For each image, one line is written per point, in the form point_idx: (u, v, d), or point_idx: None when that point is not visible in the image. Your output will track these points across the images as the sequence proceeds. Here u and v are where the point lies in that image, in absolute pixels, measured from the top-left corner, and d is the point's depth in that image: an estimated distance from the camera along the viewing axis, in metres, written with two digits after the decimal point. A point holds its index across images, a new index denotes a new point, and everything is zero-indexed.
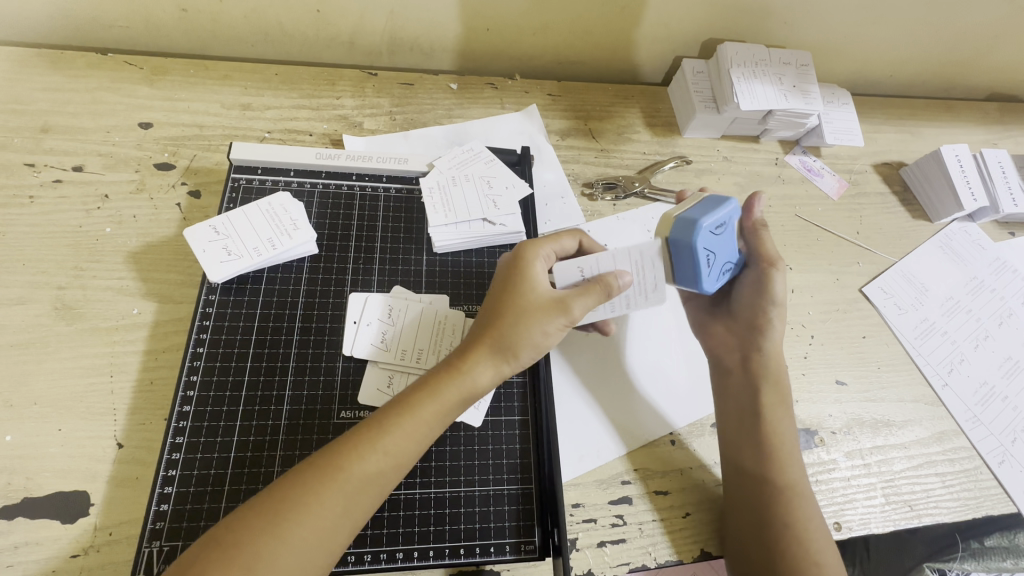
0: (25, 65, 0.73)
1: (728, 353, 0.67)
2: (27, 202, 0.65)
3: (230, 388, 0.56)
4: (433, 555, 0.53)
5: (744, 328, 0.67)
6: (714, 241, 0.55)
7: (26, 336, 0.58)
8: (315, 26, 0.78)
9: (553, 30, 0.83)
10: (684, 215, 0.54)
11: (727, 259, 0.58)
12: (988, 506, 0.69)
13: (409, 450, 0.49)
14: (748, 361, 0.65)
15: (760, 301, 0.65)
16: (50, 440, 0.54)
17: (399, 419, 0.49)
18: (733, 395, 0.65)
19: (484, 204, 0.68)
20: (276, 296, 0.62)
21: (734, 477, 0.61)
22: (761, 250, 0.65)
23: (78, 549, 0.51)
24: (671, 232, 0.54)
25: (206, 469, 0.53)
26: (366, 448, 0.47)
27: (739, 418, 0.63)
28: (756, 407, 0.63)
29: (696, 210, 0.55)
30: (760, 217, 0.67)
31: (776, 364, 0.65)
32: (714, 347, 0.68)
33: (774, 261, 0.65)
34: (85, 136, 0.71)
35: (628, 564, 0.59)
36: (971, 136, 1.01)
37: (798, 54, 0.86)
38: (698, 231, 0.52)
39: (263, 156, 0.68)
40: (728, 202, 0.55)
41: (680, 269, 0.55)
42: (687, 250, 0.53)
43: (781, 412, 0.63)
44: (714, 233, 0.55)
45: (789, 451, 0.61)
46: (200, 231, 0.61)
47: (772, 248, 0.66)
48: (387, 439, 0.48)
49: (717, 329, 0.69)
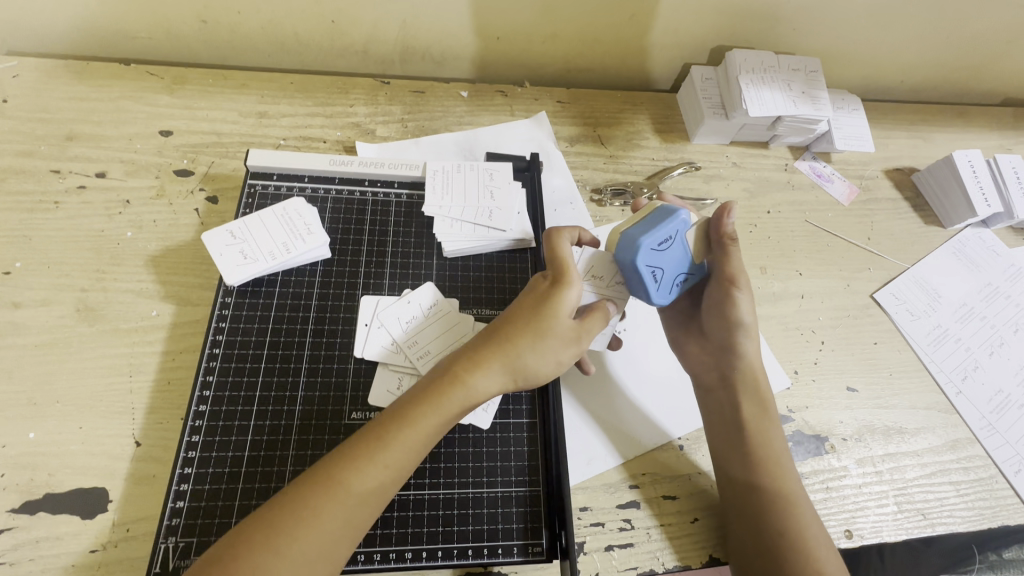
0: (52, 75, 0.76)
1: (706, 371, 0.67)
2: (52, 207, 0.67)
3: (245, 387, 0.58)
4: (441, 555, 0.54)
5: (716, 347, 0.66)
6: (662, 257, 0.57)
7: (51, 336, 0.60)
8: (329, 36, 0.79)
9: (562, 38, 0.84)
10: (629, 233, 0.57)
11: (680, 272, 0.59)
12: (1003, 516, 0.68)
13: (332, 519, 0.45)
14: (725, 377, 0.65)
15: (727, 325, 0.64)
16: (71, 438, 0.56)
17: (296, 527, 0.44)
18: (715, 406, 0.65)
19: (479, 213, 0.69)
20: (290, 299, 0.63)
21: (727, 488, 0.61)
22: (724, 267, 0.62)
23: (97, 544, 0.52)
24: (617, 248, 0.58)
25: (221, 467, 0.54)
26: (266, 561, 0.42)
27: (724, 428, 0.64)
28: (737, 416, 0.63)
29: (639, 227, 0.57)
30: (730, 226, 0.61)
31: (756, 379, 0.64)
32: (691, 366, 0.68)
33: (736, 280, 0.62)
34: (108, 143, 0.73)
35: (636, 568, 0.59)
36: (984, 141, 1.00)
37: (808, 61, 0.86)
38: (638, 248, 0.55)
39: (278, 163, 0.70)
40: (675, 214, 0.56)
41: (631, 285, 0.59)
42: (629, 267, 0.56)
43: (765, 423, 0.63)
44: (659, 247, 0.56)
45: (779, 458, 0.61)
46: (217, 236, 0.63)
47: (737, 262, 0.62)
48: (314, 508, 0.45)
49: (692, 347, 0.68)
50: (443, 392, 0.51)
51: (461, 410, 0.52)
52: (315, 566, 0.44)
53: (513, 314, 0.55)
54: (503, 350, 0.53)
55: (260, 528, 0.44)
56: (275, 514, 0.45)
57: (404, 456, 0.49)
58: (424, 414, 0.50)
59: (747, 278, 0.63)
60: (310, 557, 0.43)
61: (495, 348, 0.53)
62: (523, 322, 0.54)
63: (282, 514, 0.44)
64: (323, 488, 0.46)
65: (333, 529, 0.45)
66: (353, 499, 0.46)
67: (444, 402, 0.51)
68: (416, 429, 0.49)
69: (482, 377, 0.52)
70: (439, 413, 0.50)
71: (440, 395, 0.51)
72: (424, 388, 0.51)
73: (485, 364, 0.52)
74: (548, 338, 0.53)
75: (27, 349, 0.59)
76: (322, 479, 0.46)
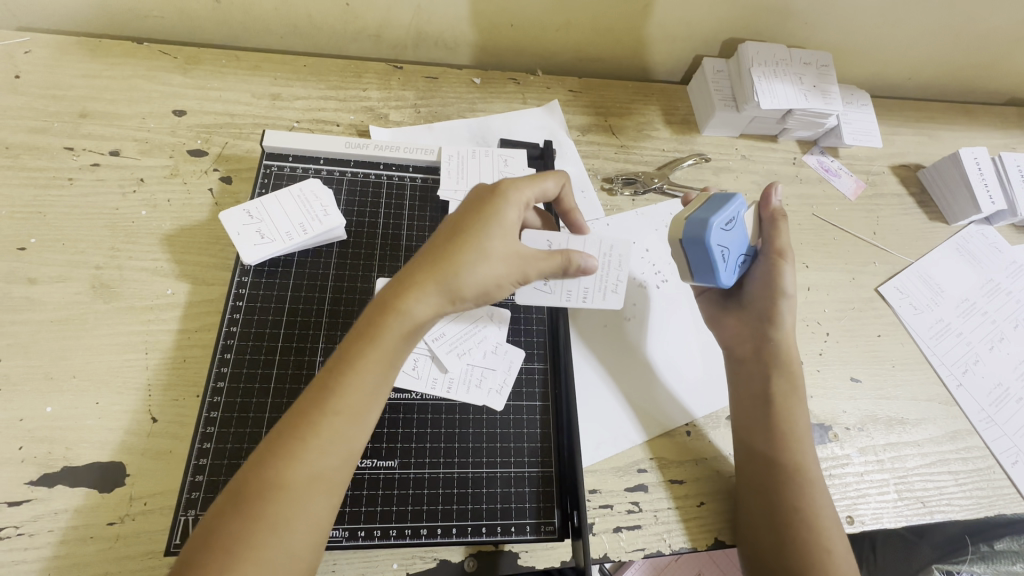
0: (64, 52, 0.75)
1: (741, 344, 0.68)
2: (66, 184, 0.67)
3: (262, 366, 0.58)
4: (456, 532, 0.55)
5: (755, 318, 0.67)
6: (726, 236, 0.59)
7: (66, 312, 0.60)
8: (344, 19, 0.79)
9: (576, 27, 0.85)
10: (695, 215, 0.58)
11: (737, 253, 0.62)
12: (1000, 505, 0.69)
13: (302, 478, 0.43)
14: (758, 350, 0.66)
15: (770, 293, 0.65)
16: (88, 413, 0.56)
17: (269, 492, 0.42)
18: (745, 378, 0.66)
19: None
20: (306, 280, 0.63)
21: (748, 456, 0.62)
22: (773, 241, 0.66)
23: (115, 517, 0.53)
24: (682, 233, 0.58)
25: (239, 442, 0.55)
26: (248, 530, 0.41)
27: (752, 403, 0.64)
28: (766, 390, 0.64)
29: (705, 209, 0.58)
30: (776, 208, 0.68)
31: (789, 356, 0.65)
32: (727, 338, 0.69)
33: (784, 253, 0.66)
34: (121, 121, 0.73)
35: (643, 549, 0.60)
36: (989, 140, 1.01)
37: (819, 55, 0.87)
38: (710, 228, 0.56)
39: (294, 144, 0.70)
40: (734, 198, 0.58)
41: (698, 268, 0.59)
42: (700, 248, 0.57)
43: (794, 399, 0.63)
44: (723, 228, 0.58)
45: (801, 434, 0.62)
46: (234, 215, 0.63)
47: (784, 236, 0.67)
48: (284, 467, 0.43)
49: (729, 321, 0.69)
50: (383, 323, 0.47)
51: (406, 338, 0.48)
52: (301, 523, 0.42)
53: (450, 231, 0.51)
54: (440, 273, 0.49)
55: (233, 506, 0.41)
56: (242, 491, 0.42)
57: (357, 399, 0.46)
58: (370, 350, 0.47)
59: (792, 255, 0.67)
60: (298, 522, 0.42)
61: (427, 272, 0.49)
62: (467, 243, 0.50)
63: (248, 487, 0.42)
64: (281, 448, 0.44)
65: (307, 484, 0.43)
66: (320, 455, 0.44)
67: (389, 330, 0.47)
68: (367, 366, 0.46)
69: (419, 300, 0.48)
70: (390, 341, 0.47)
71: (376, 327, 0.47)
72: (362, 326, 0.48)
73: (420, 287, 0.48)
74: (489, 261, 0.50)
75: (44, 324, 0.59)
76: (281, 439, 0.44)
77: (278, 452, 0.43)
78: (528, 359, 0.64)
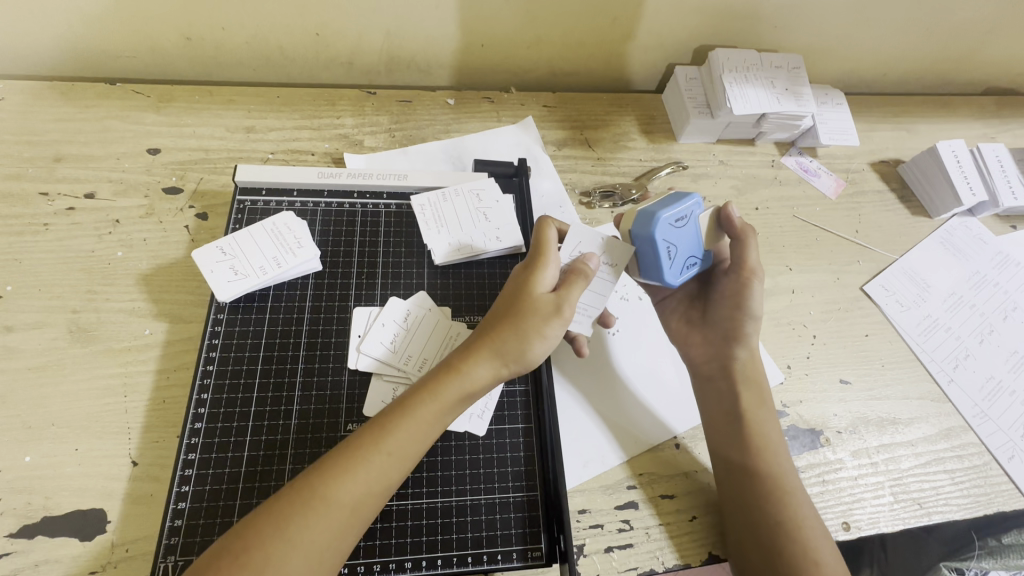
0: (38, 97, 0.76)
1: (706, 361, 0.67)
2: (42, 230, 0.67)
3: (239, 404, 0.58)
4: (441, 563, 0.54)
5: (718, 337, 0.67)
6: (677, 234, 0.59)
7: (44, 358, 0.60)
8: (315, 49, 0.80)
9: (546, 43, 0.85)
10: (647, 210, 0.59)
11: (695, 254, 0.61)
12: (999, 503, 0.68)
13: (383, 477, 0.48)
14: (726, 368, 0.65)
15: (736, 313, 0.65)
16: (67, 459, 0.56)
17: (311, 513, 0.45)
18: (714, 396, 0.66)
19: (473, 222, 0.70)
20: (283, 314, 0.63)
21: (722, 471, 0.62)
22: (739, 258, 0.65)
23: (96, 566, 0.52)
24: (633, 225, 0.60)
25: (218, 483, 0.54)
26: (319, 506, 0.45)
27: (725, 420, 0.64)
28: (737, 406, 0.63)
29: (656, 205, 0.59)
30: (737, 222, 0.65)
31: (755, 370, 0.65)
32: (692, 356, 0.69)
33: (751, 270, 0.65)
34: (96, 163, 0.73)
35: (636, 568, 0.59)
36: (968, 130, 1.01)
37: (789, 58, 0.87)
38: (655, 221, 0.57)
39: (267, 177, 0.70)
40: (689, 195, 0.59)
41: (645, 261, 0.60)
42: (646, 241, 0.58)
43: (762, 412, 0.63)
44: (674, 224, 0.58)
45: (775, 445, 0.62)
46: (207, 253, 0.63)
47: (754, 254, 0.65)
48: (365, 468, 0.47)
49: (694, 339, 0.69)
50: (413, 406, 0.50)
51: (460, 398, 0.52)
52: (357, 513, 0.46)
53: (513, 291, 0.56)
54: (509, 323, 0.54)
55: (245, 532, 0.43)
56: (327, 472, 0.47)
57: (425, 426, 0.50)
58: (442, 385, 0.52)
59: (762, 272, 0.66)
60: (325, 542, 0.44)
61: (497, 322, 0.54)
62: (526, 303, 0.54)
63: (262, 524, 0.44)
64: (368, 445, 0.48)
65: (369, 480, 0.47)
66: (332, 522, 0.45)
67: (426, 423, 0.50)
68: (398, 438, 0.49)
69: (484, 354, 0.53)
70: (421, 422, 0.50)
71: (436, 382, 0.52)
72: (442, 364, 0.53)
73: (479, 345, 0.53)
74: (485, 369, 0.53)
75: (21, 372, 0.59)
76: (306, 494, 0.45)
77: (371, 446, 0.48)
78: (509, 380, 0.64)
